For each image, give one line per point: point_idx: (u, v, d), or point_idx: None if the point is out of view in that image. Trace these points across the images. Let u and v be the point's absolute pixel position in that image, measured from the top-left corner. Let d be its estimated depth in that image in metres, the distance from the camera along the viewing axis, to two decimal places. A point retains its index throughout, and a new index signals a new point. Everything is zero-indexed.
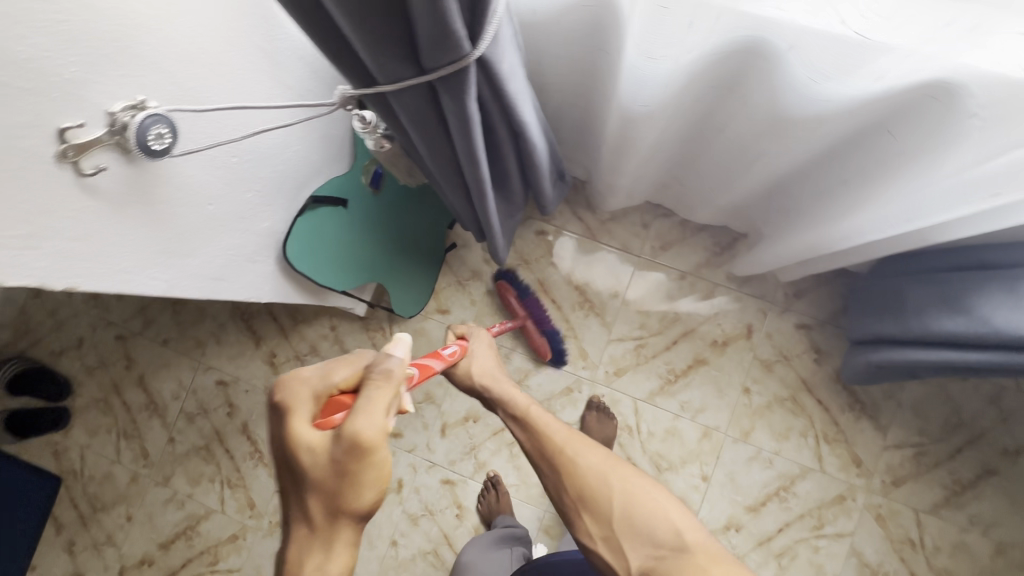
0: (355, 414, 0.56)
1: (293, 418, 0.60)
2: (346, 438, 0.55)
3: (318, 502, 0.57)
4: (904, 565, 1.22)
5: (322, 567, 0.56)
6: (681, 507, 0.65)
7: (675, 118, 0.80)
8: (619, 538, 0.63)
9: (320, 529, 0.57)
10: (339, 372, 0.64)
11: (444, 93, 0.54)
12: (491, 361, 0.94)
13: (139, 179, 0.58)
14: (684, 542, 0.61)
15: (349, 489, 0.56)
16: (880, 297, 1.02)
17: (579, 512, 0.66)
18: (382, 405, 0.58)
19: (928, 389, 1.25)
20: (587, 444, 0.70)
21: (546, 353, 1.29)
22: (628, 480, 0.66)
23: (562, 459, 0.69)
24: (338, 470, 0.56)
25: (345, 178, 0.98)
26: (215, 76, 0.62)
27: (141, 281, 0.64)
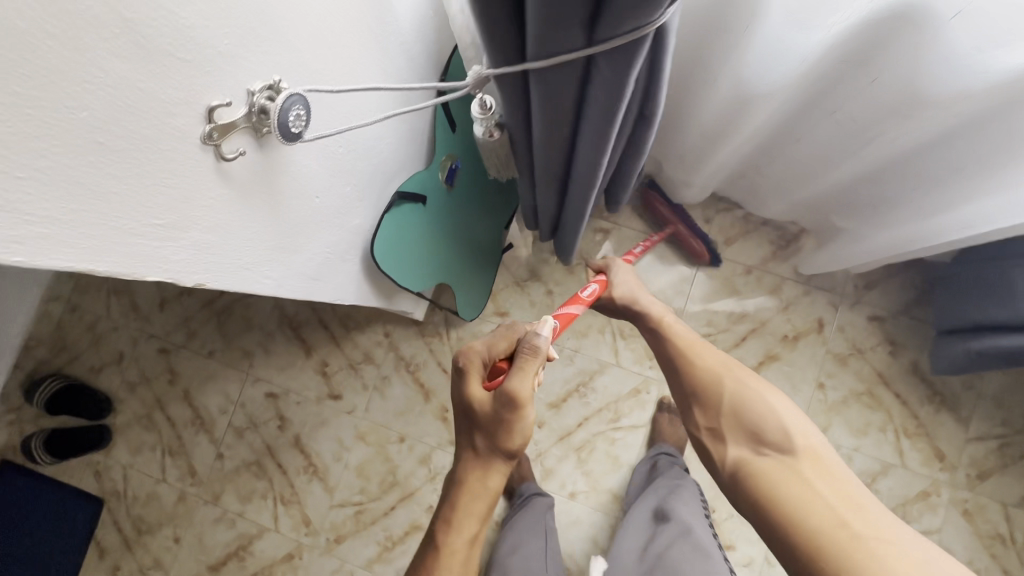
0: (509, 377, 0.68)
1: (470, 376, 0.74)
2: (503, 397, 0.67)
3: (482, 438, 0.71)
4: (995, 562, 1.18)
5: (484, 484, 0.72)
6: (797, 414, 0.69)
7: (790, 98, 0.79)
8: (723, 429, 0.73)
9: (484, 458, 0.72)
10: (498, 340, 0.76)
11: (604, 70, 0.51)
12: (633, 284, 0.99)
13: (267, 167, 0.54)
14: (791, 443, 0.66)
15: (506, 434, 0.69)
16: (972, 281, 0.99)
17: (691, 407, 0.78)
18: (531, 373, 0.69)
19: (1009, 379, 1.22)
20: (713, 352, 0.82)
21: (705, 252, 1.28)
22: (747, 384, 0.75)
23: (683, 360, 0.83)
24: (499, 421, 0.69)
25: (426, 174, 0.93)
26: (336, 57, 0.59)
27: (255, 279, 0.60)
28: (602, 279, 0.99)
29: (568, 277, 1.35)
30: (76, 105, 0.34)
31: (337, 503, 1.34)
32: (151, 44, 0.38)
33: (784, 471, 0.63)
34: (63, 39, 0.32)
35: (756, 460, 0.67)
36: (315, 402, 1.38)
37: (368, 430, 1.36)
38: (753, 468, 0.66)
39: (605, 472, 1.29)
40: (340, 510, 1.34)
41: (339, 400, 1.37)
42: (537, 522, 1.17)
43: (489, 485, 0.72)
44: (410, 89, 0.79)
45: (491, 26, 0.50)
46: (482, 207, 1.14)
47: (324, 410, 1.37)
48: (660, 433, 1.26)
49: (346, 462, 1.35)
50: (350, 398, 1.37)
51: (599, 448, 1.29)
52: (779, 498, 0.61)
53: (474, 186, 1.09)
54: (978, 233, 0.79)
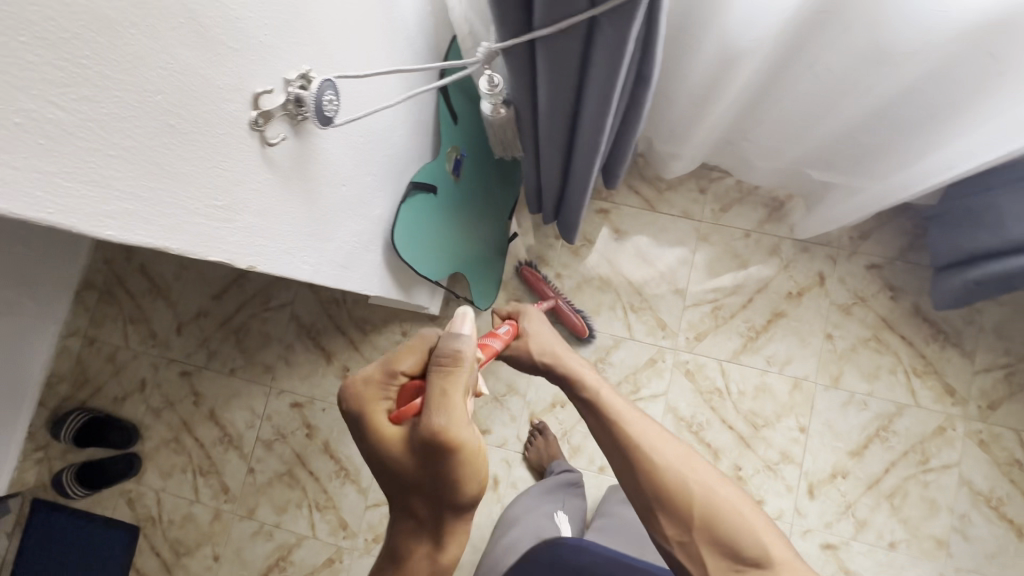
0: (433, 415, 0.54)
1: (376, 414, 0.59)
2: (427, 442, 0.54)
3: (416, 495, 0.58)
4: (1015, 487, 1.22)
5: (432, 549, 0.60)
6: (760, 516, 0.67)
7: (770, 55, 0.84)
8: (698, 545, 0.65)
9: (421, 518, 0.60)
10: (404, 359, 0.61)
11: (607, 29, 0.56)
12: (546, 334, 0.90)
13: (304, 152, 0.58)
14: (764, 556, 0.64)
15: (442, 486, 0.57)
16: (959, 214, 1.04)
17: (654, 513, 0.67)
18: (457, 401, 0.56)
19: (1007, 309, 1.27)
20: (666, 442, 0.70)
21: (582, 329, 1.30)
22: (711, 483, 0.67)
23: (637, 454, 0.69)
24: (428, 469, 0.56)
25: (434, 164, 0.97)
26: (356, 50, 0.63)
27: (296, 264, 0.64)
28: (512, 322, 0.91)
29: (574, 259, 1.39)
30: (152, 90, 0.38)
31: (372, 504, 1.36)
32: (209, 33, 0.42)
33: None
34: (141, 26, 0.36)
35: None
36: None
37: None
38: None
39: None
40: (376, 510, 1.36)
41: None
42: (557, 489, 1.19)
43: (435, 547, 0.60)
44: (415, 84, 0.83)
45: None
46: (487, 195, 1.18)
47: None
48: None
49: None
50: None
51: None
52: None
53: (479, 175, 1.13)
54: (955, 172, 0.84)
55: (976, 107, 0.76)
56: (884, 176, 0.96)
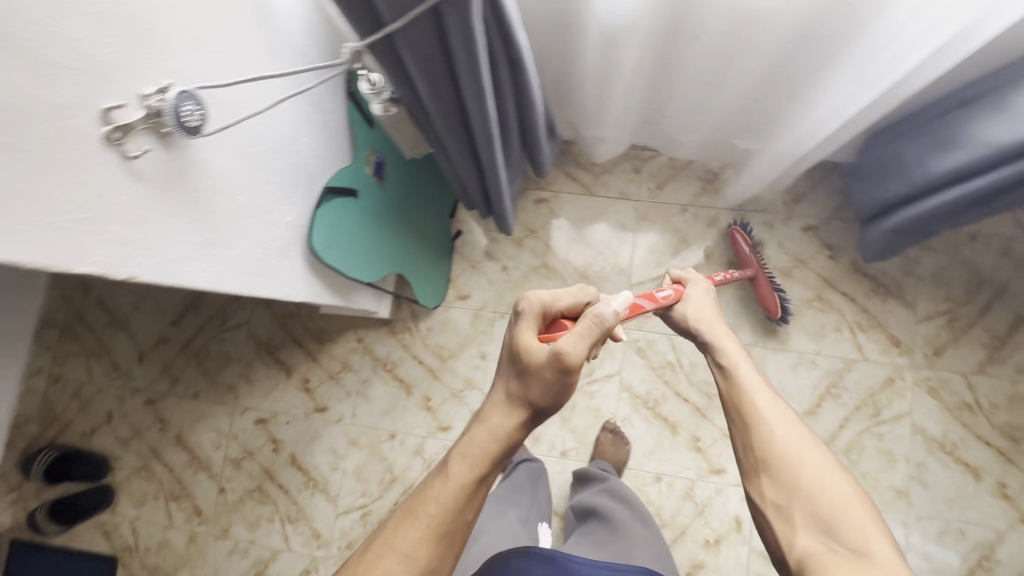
0: (570, 338, 0.62)
1: (525, 325, 0.68)
2: (552, 354, 0.62)
3: (516, 386, 0.65)
4: (967, 430, 1.24)
5: (500, 424, 0.65)
6: (876, 516, 0.59)
7: (650, 34, 0.86)
8: (789, 509, 0.62)
9: (511, 404, 0.66)
10: (564, 300, 0.72)
11: (450, 16, 0.58)
12: (708, 308, 0.90)
13: (178, 163, 0.60)
14: (868, 552, 0.55)
15: (541, 388, 0.64)
16: (871, 168, 1.06)
17: (758, 472, 0.67)
18: (587, 340, 0.63)
19: (943, 256, 1.29)
20: (790, 420, 0.69)
21: (776, 309, 1.23)
22: (828, 472, 0.63)
23: (753, 419, 0.70)
24: (540, 373, 0.63)
25: (353, 168, 0.98)
26: (228, 61, 0.65)
27: (192, 273, 0.66)
28: (677, 287, 0.94)
29: (519, 251, 1.41)
30: None
31: (343, 511, 1.37)
32: (35, 56, 0.44)
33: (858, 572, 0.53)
34: None
35: (825, 555, 0.57)
36: (304, 418, 1.42)
37: (359, 434, 1.40)
38: (819, 564, 0.56)
39: (590, 426, 1.33)
40: (347, 517, 1.37)
41: (326, 412, 1.42)
42: (522, 477, 1.21)
43: (510, 433, 0.65)
44: (313, 92, 0.85)
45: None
46: (418, 195, 1.20)
47: (313, 424, 1.42)
48: (600, 451, 1.28)
49: (343, 470, 1.39)
50: (336, 407, 1.42)
51: (579, 405, 1.34)
52: None
53: (405, 174, 1.15)
54: (842, 120, 0.86)
55: (850, 55, 0.78)
56: (783, 140, 0.98)
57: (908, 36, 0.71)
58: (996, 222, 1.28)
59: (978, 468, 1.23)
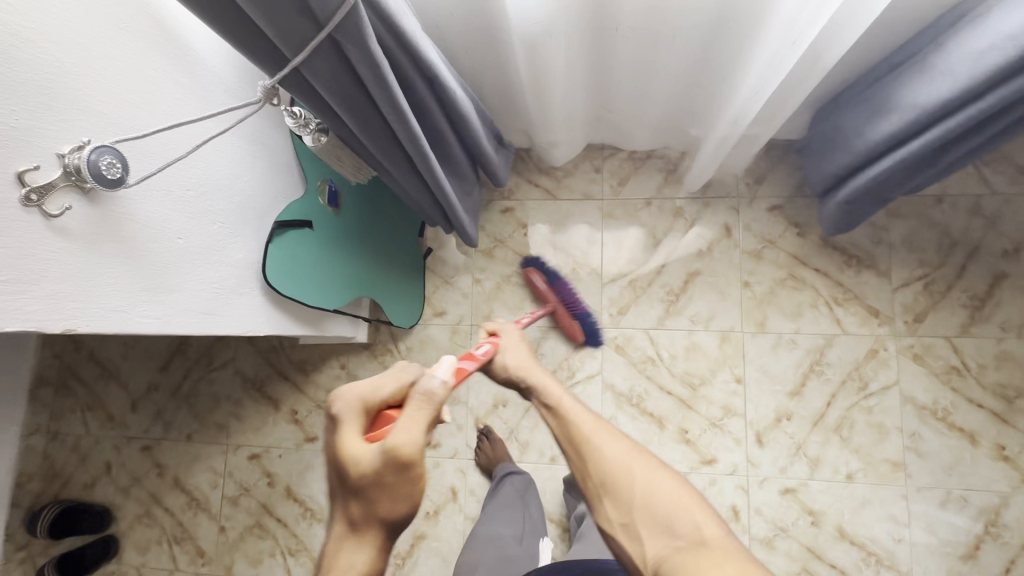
0: (398, 429, 0.54)
1: (346, 430, 0.57)
2: (383, 456, 0.54)
3: (355, 510, 0.57)
4: (957, 394, 1.21)
5: (351, 567, 0.57)
6: (696, 494, 0.60)
7: (571, 40, 0.89)
8: (636, 525, 0.59)
9: (356, 534, 0.58)
10: (385, 386, 0.60)
11: (346, 42, 0.60)
12: (524, 352, 0.83)
13: (105, 216, 0.62)
14: (701, 538, 0.56)
15: (385, 501, 0.56)
16: (821, 141, 1.05)
17: (599, 498, 0.63)
18: (422, 421, 0.56)
19: (913, 222, 1.27)
20: (608, 431, 0.66)
21: (580, 334, 1.30)
22: (654, 472, 0.62)
23: (582, 446, 0.65)
24: (378, 488, 0.55)
25: (304, 201, 0.98)
26: (150, 110, 0.67)
27: (133, 320, 0.68)
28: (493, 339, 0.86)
29: (489, 262, 1.42)
30: None
31: None
32: None
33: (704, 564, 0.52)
34: None
35: (671, 557, 0.55)
36: (295, 449, 1.43)
37: None
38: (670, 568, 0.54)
39: None
40: None
41: (316, 441, 1.43)
42: (512, 494, 1.18)
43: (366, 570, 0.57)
44: (248, 129, 0.87)
45: (245, 40, 0.60)
46: (379, 218, 1.21)
47: (305, 454, 1.43)
48: None
49: None
50: None
51: None
52: None
53: (362, 199, 1.14)
54: (767, 93, 0.85)
55: (767, 30, 0.79)
56: (724, 119, 0.98)
57: (806, 11, 0.71)
58: (962, 181, 1.26)
59: (974, 432, 1.20)
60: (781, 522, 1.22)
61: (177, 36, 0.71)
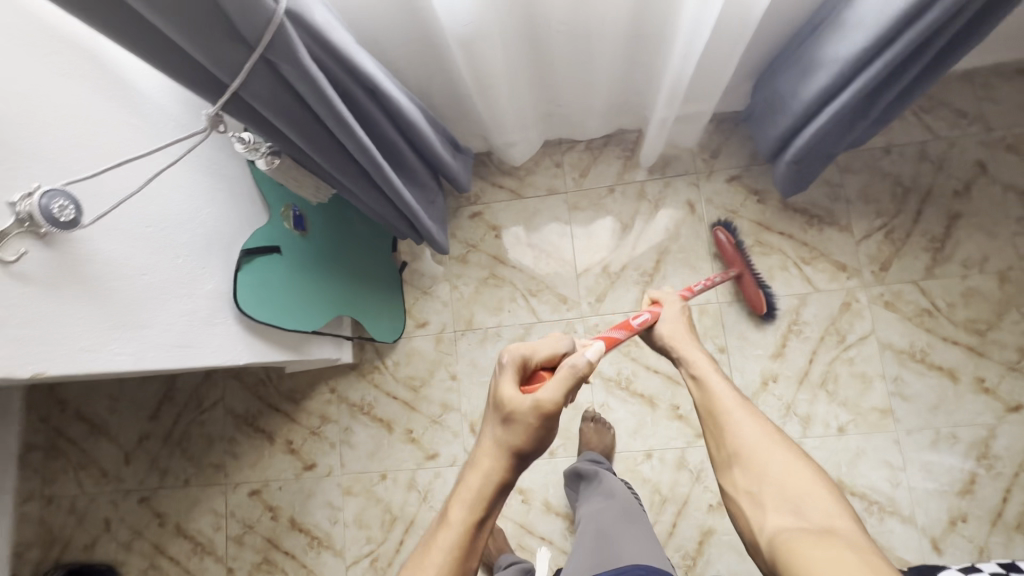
0: (553, 381, 0.65)
1: (506, 375, 0.67)
2: (538, 403, 0.64)
3: (500, 433, 0.65)
4: (932, 334, 1.24)
5: (484, 483, 0.63)
6: (835, 497, 0.59)
7: (508, 38, 0.93)
8: (762, 496, 0.63)
9: (494, 456, 0.64)
10: (541, 351, 0.71)
11: (279, 61, 0.62)
12: (682, 328, 0.88)
13: (64, 258, 0.63)
14: (828, 524, 0.55)
15: (528, 434, 0.65)
16: (762, 107, 1.09)
17: (731, 465, 0.68)
18: (570, 386, 0.65)
19: (865, 174, 1.31)
20: (754, 418, 0.70)
21: (761, 306, 1.25)
22: (791, 462, 0.64)
23: (723, 419, 0.72)
24: (525, 422, 0.64)
25: (268, 227, 0.99)
26: (100, 151, 0.68)
27: (105, 358, 0.69)
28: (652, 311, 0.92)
29: (464, 267, 1.43)
30: None
31: (352, 562, 1.37)
32: None
33: (817, 539, 0.52)
34: None
35: (792, 532, 0.56)
36: (295, 478, 1.42)
37: (351, 482, 1.40)
38: (785, 535, 0.56)
39: (571, 419, 1.33)
40: (357, 566, 1.36)
41: (315, 468, 1.42)
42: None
43: (494, 491, 0.63)
44: (202, 161, 0.89)
45: (180, 70, 0.61)
46: (350, 236, 1.22)
47: (305, 482, 1.42)
48: (587, 444, 1.27)
49: (343, 520, 1.39)
50: (323, 460, 1.42)
51: None
52: (792, 561, 0.51)
53: (329, 220, 1.16)
54: (698, 49, 0.87)
55: None
56: (664, 89, 1.01)
57: None
58: (905, 130, 1.31)
59: (953, 368, 1.23)
60: None
61: (119, 76, 0.73)
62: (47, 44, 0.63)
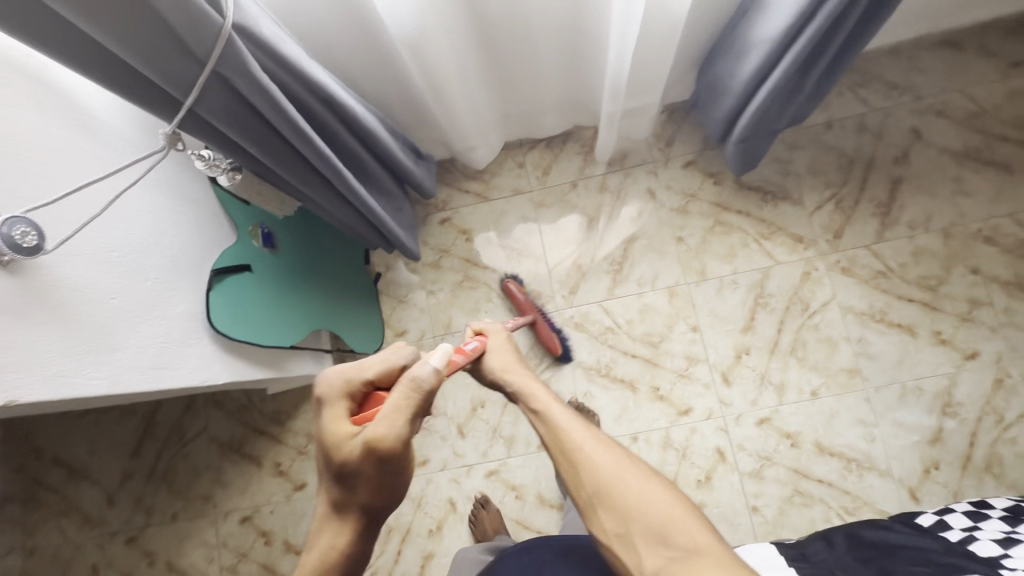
0: (379, 418, 0.63)
1: (334, 413, 0.67)
2: (366, 445, 0.63)
3: (338, 489, 0.66)
4: (889, 294, 1.31)
5: (333, 544, 0.66)
6: (686, 502, 0.64)
7: (456, 36, 0.96)
8: (633, 535, 0.62)
9: (340, 512, 0.66)
10: (372, 369, 0.69)
11: (231, 74, 0.64)
12: (510, 355, 0.84)
13: (27, 286, 0.64)
14: (694, 545, 0.60)
15: (367, 484, 0.65)
16: (706, 92, 1.14)
17: (594, 507, 0.65)
18: (402, 414, 0.63)
19: (811, 149, 1.38)
20: (600, 443, 0.69)
21: (556, 347, 1.32)
22: (646, 485, 0.64)
23: (576, 455, 0.68)
24: (358, 469, 0.64)
25: (238, 245, 1.00)
26: (57, 178, 0.69)
27: (78, 383, 0.68)
28: (480, 339, 0.87)
29: (438, 272, 1.45)
30: None
31: None
32: None
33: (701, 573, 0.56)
34: None
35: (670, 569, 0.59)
36: (286, 500, 1.41)
37: None
38: None
39: None
40: None
41: (305, 488, 1.41)
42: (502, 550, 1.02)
43: (344, 551, 0.66)
44: (163, 184, 0.89)
45: (136, 91, 0.63)
46: (323, 252, 1.24)
47: (296, 503, 1.41)
48: None
49: None
50: (313, 479, 1.42)
51: None
52: None
53: (300, 237, 1.17)
54: (633, 38, 0.92)
55: None
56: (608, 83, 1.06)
57: None
58: (844, 105, 1.39)
59: (911, 325, 1.29)
60: (765, 452, 1.28)
61: (70, 102, 0.73)
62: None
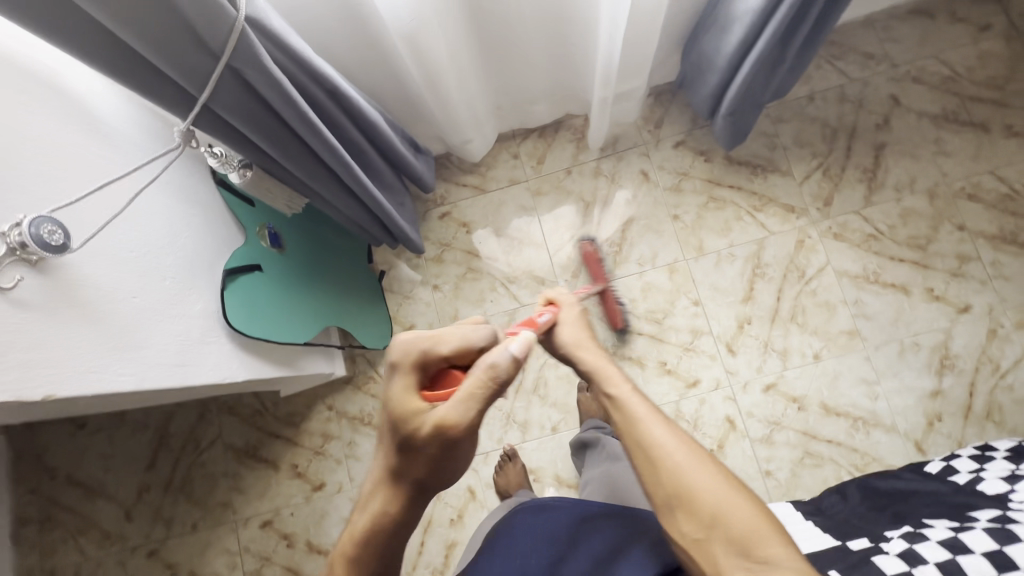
0: (452, 404, 0.62)
1: (404, 385, 0.66)
2: (434, 426, 0.63)
3: (399, 459, 0.67)
4: (881, 256, 1.35)
5: (384, 510, 0.69)
6: (765, 513, 0.62)
7: (451, 28, 0.99)
8: (711, 543, 0.61)
9: (394, 484, 0.68)
10: (447, 344, 0.66)
11: (244, 67, 0.67)
12: (583, 330, 0.79)
13: (55, 284, 0.65)
14: (773, 558, 0.58)
15: (425, 463, 0.66)
16: (692, 71, 1.18)
17: (672, 509, 0.63)
18: (473, 406, 0.62)
19: (796, 122, 1.43)
20: (682, 444, 0.65)
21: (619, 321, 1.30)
22: (728, 492, 0.62)
23: (657, 455, 0.65)
24: (420, 446, 0.65)
25: (247, 246, 1.02)
26: (77, 181, 0.71)
27: (108, 379, 0.70)
28: (553, 308, 0.82)
29: (441, 265, 1.48)
30: None
31: None
32: None
33: None
34: None
35: None
36: (305, 502, 1.42)
37: None
38: None
39: (567, 393, 1.38)
40: None
41: (324, 487, 1.42)
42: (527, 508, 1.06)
43: (393, 519, 0.69)
44: (173, 187, 0.91)
45: (151, 89, 0.65)
46: (329, 252, 1.26)
47: (316, 503, 1.42)
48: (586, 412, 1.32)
49: None
50: (331, 478, 1.43)
51: (551, 379, 1.39)
52: None
53: (306, 237, 1.19)
54: (623, 22, 0.94)
55: None
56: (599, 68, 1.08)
57: None
58: (824, 77, 1.43)
59: (904, 284, 1.33)
60: (773, 417, 1.31)
61: (81, 108, 0.75)
62: (14, 83, 0.65)
